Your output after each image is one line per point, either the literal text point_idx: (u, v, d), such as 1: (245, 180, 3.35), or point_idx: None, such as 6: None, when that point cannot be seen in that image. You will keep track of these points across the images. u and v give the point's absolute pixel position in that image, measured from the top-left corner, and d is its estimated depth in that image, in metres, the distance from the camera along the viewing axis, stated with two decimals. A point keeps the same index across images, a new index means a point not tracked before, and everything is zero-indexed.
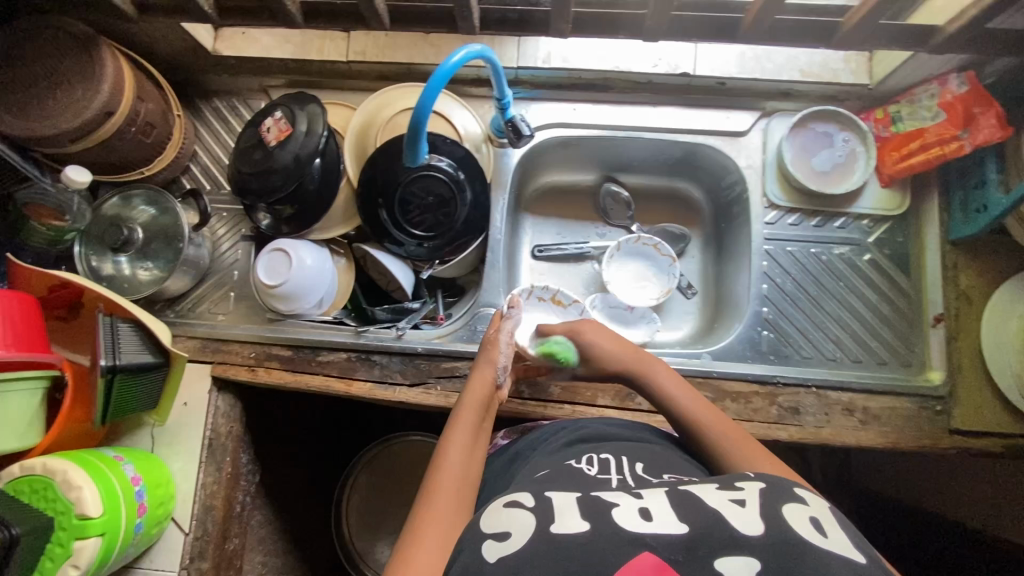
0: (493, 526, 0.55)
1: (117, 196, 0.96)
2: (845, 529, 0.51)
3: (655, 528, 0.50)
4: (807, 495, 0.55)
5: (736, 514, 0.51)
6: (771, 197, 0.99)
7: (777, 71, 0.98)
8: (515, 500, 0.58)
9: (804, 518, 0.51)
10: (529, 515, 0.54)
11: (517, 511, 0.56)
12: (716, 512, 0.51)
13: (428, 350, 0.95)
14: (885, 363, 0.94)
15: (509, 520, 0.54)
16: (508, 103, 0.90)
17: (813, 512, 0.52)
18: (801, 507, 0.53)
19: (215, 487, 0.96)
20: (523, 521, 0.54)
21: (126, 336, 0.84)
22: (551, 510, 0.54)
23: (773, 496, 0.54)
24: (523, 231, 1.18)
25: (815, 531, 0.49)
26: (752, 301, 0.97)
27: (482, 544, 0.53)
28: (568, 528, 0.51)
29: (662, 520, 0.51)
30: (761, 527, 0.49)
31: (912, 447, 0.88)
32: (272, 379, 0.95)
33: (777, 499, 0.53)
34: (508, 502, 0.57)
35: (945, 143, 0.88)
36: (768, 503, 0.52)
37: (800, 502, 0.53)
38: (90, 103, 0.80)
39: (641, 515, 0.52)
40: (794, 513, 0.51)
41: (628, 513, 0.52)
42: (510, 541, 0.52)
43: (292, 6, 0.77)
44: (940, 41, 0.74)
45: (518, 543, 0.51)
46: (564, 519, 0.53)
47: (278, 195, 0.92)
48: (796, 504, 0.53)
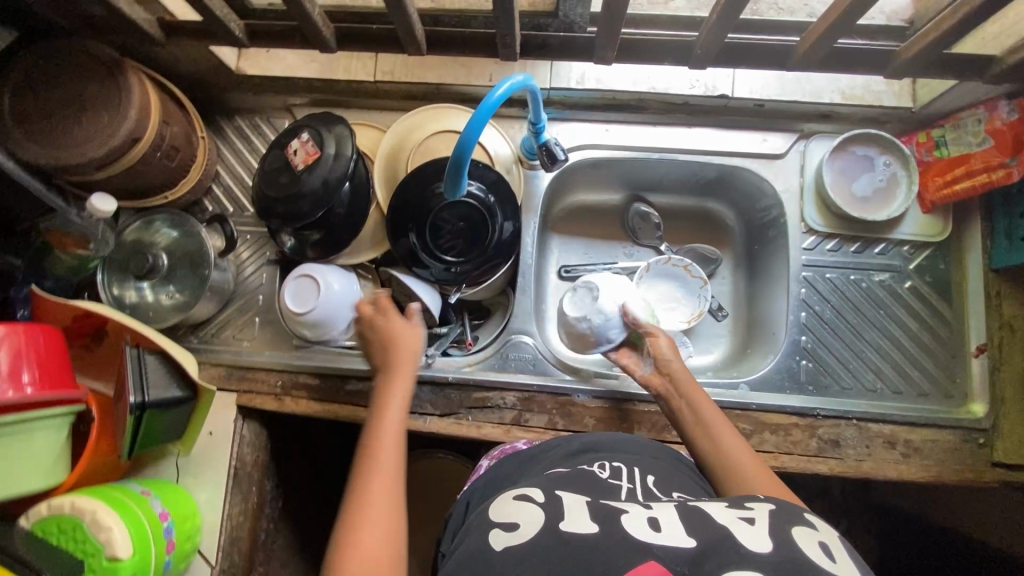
0: (500, 516, 0.57)
1: (139, 220, 0.93)
2: (857, 561, 0.48)
3: (661, 535, 0.50)
4: (820, 522, 0.53)
5: (743, 530, 0.49)
6: (810, 223, 0.97)
7: (818, 92, 0.95)
8: (525, 495, 0.60)
9: (813, 541, 0.49)
10: (538, 511, 0.56)
11: (529, 506, 0.57)
12: (723, 527, 0.50)
13: (459, 379, 0.93)
14: (926, 394, 0.92)
15: (516, 513, 0.56)
16: (542, 127, 0.89)
17: (822, 538, 0.50)
18: (812, 532, 0.51)
19: (241, 518, 0.94)
20: (532, 517, 0.55)
21: (153, 368, 0.82)
22: (562, 511, 0.56)
23: (783, 517, 0.52)
24: (551, 252, 1.15)
25: (824, 555, 0.47)
26: (789, 329, 0.95)
27: (489, 533, 0.55)
28: (578, 527, 0.52)
29: (670, 532, 0.50)
30: (770, 544, 0.47)
31: (954, 480, 0.86)
32: (300, 410, 0.93)
33: (788, 522, 0.51)
34: (518, 496, 0.59)
35: (991, 170, 0.86)
36: (778, 523, 0.51)
37: (811, 526, 0.51)
38: (116, 130, 0.77)
39: (651, 523, 0.52)
40: (804, 536, 0.49)
41: (638, 521, 0.52)
42: (518, 532, 0.53)
43: (326, 31, 0.75)
44: (997, 73, 0.72)
45: (525, 534, 0.53)
46: (574, 519, 0.54)
47: (308, 221, 0.90)
48: (808, 528, 0.51)
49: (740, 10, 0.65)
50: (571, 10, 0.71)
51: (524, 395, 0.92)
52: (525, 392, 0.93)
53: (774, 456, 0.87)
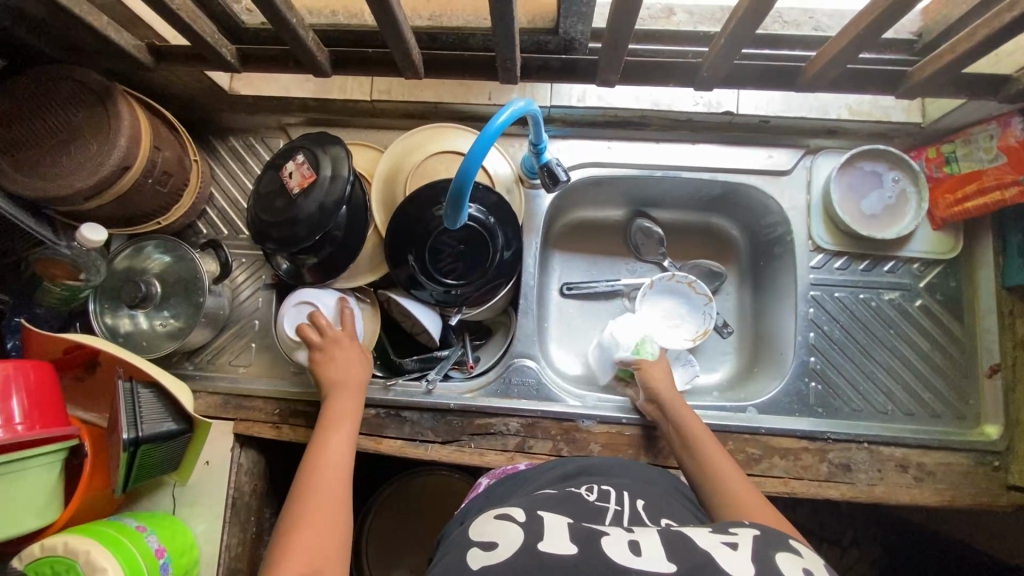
0: (481, 535, 0.56)
1: (130, 247, 0.91)
2: None
3: (642, 560, 0.48)
4: (805, 549, 0.52)
5: (726, 556, 0.48)
6: (817, 241, 0.95)
7: (825, 108, 0.92)
8: (506, 513, 0.58)
9: (798, 570, 0.48)
10: (518, 530, 0.54)
11: (510, 524, 0.56)
12: (705, 552, 0.49)
13: (461, 406, 0.91)
14: (938, 415, 0.90)
15: (496, 532, 0.55)
16: (543, 147, 0.86)
17: (807, 565, 0.49)
18: (795, 558, 0.50)
19: (239, 548, 0.92)
20: (511, 535, 0.54)
21: (146, 401, 0.80)
22: (541, 530, 0.54)
23: (767, 543, 0.51)
24: (553, 271, 1.13)
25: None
26: (798, 350, 0.93)
27: (467, 553, 0.53)
28: (557, 548, 0.51)
29: (650, 557, 0.49)
30: (752, 570, 0.47)
31: (968, 504, 0.85)
32: (298, 438, 0.91)
33: (771, 548, 0.50)
34: (499, 515, 0.58)
35: (1003, 188, 0.84)
36: (761, 550, 0.50)
37: (795, 553, 0.50)
38: (106, 158, 0.75)
39: (631, 545, 0.51)
40: (789, 565, 0.48)
41: (618, 544, 0.51)
42: (495, 552, 0.52)
43: (320, 56, 0.73)
44: (1012, 92, 0.71)
45: (504, 552, 0.51)
46: (552, 539, 0.52)
47: (304, 246, 0.87)
48: (791, 554, 0.50)
49: (751, 31, 0.63)
50: (572, 27, 0.68)
51: (527, 421, 0.90)
52: (529, 418, 0.91)
53: (784, 482, 0.85)
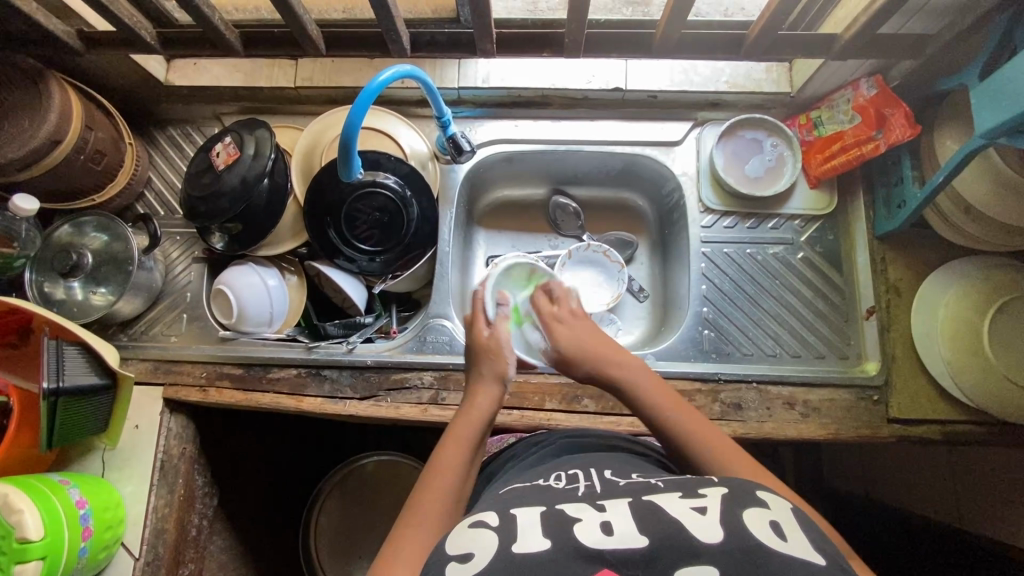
0: (457, 547, 0.52)
1: (68, 223, 0.97)
2: (808, 532, 0.50)
3: (614, 541, 0.49)
4: (771, 497, 0.53)
5: (696, 523, 0.49)
6: (706, 203, 1.03)
7: (704, 83, 1.03)
8: (479, 519, 0.55)
9: (764, 521, 0.50)
10: (493, 534, 0.52)
11: (482, 530, 0.53)
12: (675, 522, 0.49)
13: (377, 362, 0.97)
14: (823, 357, 0.96)
15: (471, 540, 0.52)
16: (448, 121, 0.96)
17: (775, 516, 0.50)
18: (763, 511, 0.51)
19: (166, 510, 0.96)
20: (486, 541, 0.51)
21: (72, 358, 0.85)
22: (514, 530, 0.52)
23: (734, 501, 0.52)
24: (478, 246, 1.19)
25: (776, 536, 0.48)
26: (693, 302, 1.00)
27: (446, 566, 0.50)
28: (530, 547, 0.49)
29: (621, 533, 0.50)
30: (721, 534, 0.48)
31: (851, 437, 0.90)
32: (223, 399, 0.96)
33: (739, 505, 0.51)
34: (472, 522, 0.55)
35: (862, 143, 0.93)
36: (729, 509, 0.51)
37: (761, 505, 0.52)
38: (36, 132, 0.83)
39: (603, 527, 0.51)
40: (754, 520, 0.49)
41: (589, 526, 0.51)
42: (472, 562, 0.49)
43: (229, 35, 0.82)
44: (840, 48, 0.79)
45: (482, 562, 0.49)
46: (525, 539, 0.51)
47: (227, 216, 0.94)
48: (758, 508, 0.51)
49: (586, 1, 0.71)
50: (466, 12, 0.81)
51: (440, 374, 0.96)
52: (442, 371, 0.96)
53: None
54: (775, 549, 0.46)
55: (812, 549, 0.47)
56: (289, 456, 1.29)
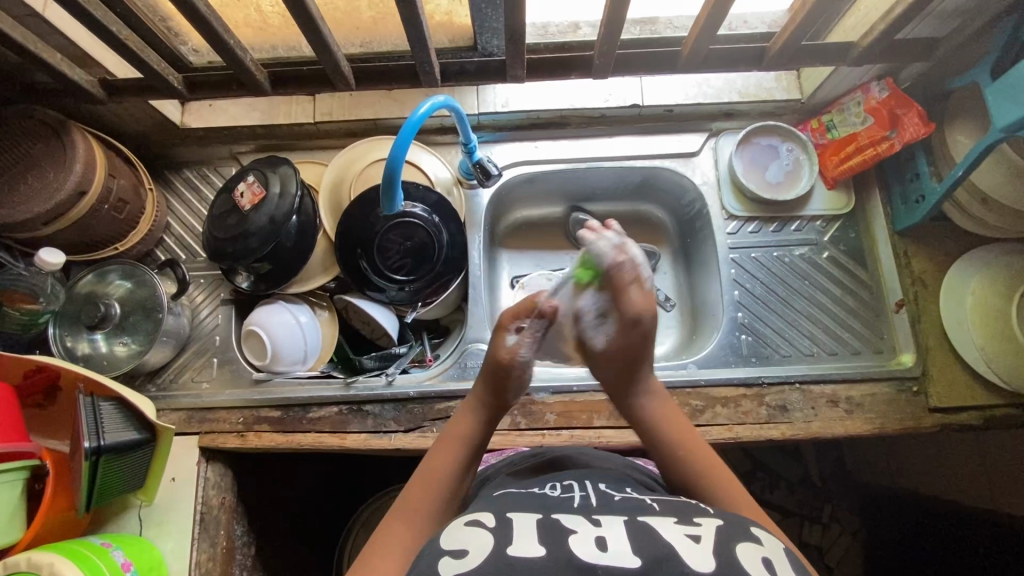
0: (451, 543, 0.53)
1: (91, 272, 0.95)
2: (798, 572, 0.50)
3: (610, 558, 0.49)
4: (765, 535, 0.54)
5: (689, 550, 0.49)
6: (729, 210, 1.05)
7: (718, 94, 1.05)
8: (476, 519, 0.56)
9: (756, 559, 0.50)
10: (489, 535, 0.53)
11: (481, 531, 0.54)
12: (670, 546, 0.50)
13: (420, 393, 0.95)
14: (858, 352, 0.98)
15: (468, 539, 0.53)
16: (474, 147, 0.97)
17: (767, 553, 0.51)
18: (755, 546, 0.52)
19: (210, 565, 0.92)
20: (481, 540, 0.52)
21: (108, 413, 0.82)
22: (510, 533, 0.53)
23: (728, 533, 0.53)
24: (502, 268, 1.19)
25: (767, 572, 0.48)
26: (726, 308, 1.01)
27: (438, 561, 0.50)
28: (525, 552, 0.50)
29: (617, 549, 0.50)
30: (713, 564, 0.48)
31: (896, 429, 0.91)
32: (263, 443, 0.93)
33: (732, 538, 0.52)
34: (470, 521, 0.56)
35: (877, 144, 0.96)
36: (723, 541, 0.51)
37: (754, 541, 0.52)
38: (63, 185, 0.81)
39: (598, 543, 0.51)
40: (747, 555, 0.50)
41: (585, 541, 0.51)
42: (466, 559, 0.50)
43: (259, 75, 0.82)
44: (857, 55, 0.82)
45: (475, 562, 0.49)
46: (522, 542, 0.52)
47: (257, 256, 0.93)
48: (751, 543, 0.52)
49: (620, 21, 0.73)
50: (489, 42, 0.83)
51: None
52: None
53: (727, 428, 0.91)
54: None
55: None
56: (321, 497, 1.25)
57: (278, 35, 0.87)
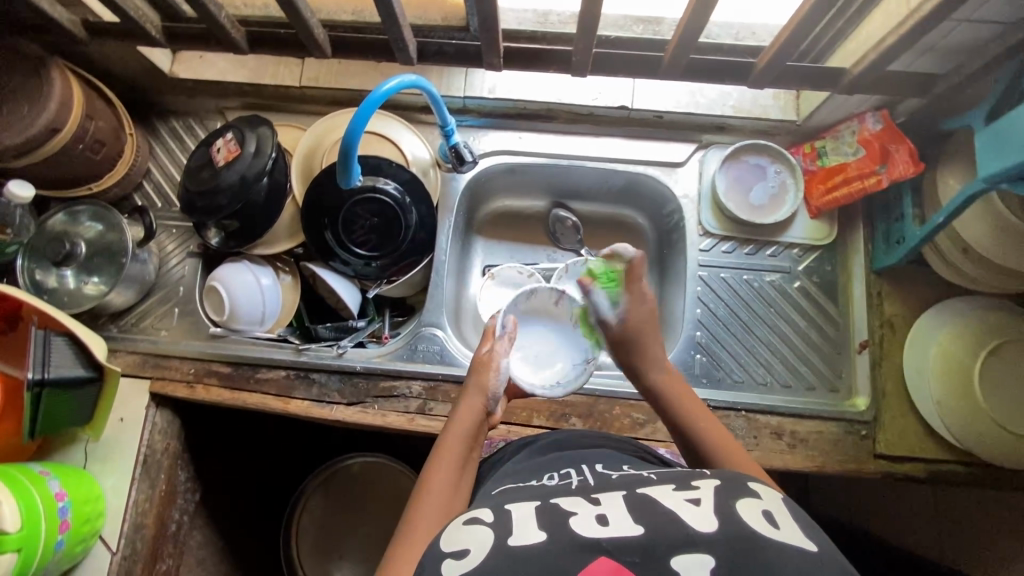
0: (451, 544, 0.53)
1: (63, 212, 0.97)
2: (799, 520, 0.50)
3: (611, 531, 0.49)
4: (764, 488, 0.54)
5: (689, 513, 0.50)
6: (706, 226, 1.03)
7: (711, 106, 1.02)
8: (474, 516, 0.56)
9: (758, 512, 0.50)
10: (487, 531, 0.53)
11: (479, 526, 0.54)
12: (670, 513, 0.50)
13: (366, 368, 0.96)
14: (813, 388, 0.96)
15: (466, 536, 0.53)
16: (451, 130, 0.95)
17: (767, 506, 0.51)
18: (755, 500, 0.52)
19: (146, 505, 0.95)
20: (481, 538, 0.52)
21: (59, 349, 0.85)
22: (509, 523, 0.53)
23: (726, 492, 0.53)
24: (475, 255, 1.19)
25: (768, 525, 0.48)
26: (686, 325, 1.00)
27: (440, 564, 0.50)
28: (527, 540, 0.50)
29: (617, 524, 0.50)
30: (715, 523, 0.48)
31: (836, 470, 0.90)
32: (209, 397, 0.96)
33: (731, 496, 0.52)
34: (468, 518, 0.55)
35: (865, 177, 0.93)
36: (722, 500, 0.51)
37: (753, 495, 0.52)
38: (35, 120, 0.82)
39: (598, 519, 0.51)
40: (748, 509, 0.50)
41: (585, 519, 0.51)
42: (468, 558, 0.50)
43: (235, 33, 0.82)
44: (847, 82, 0.79)
45: (477, 559, 0.49)
46: (523, 530, 0.52)
47: (223, 213, 0.94)
48: (751, 497, 0.52)
49: (597, 16, 0.70)
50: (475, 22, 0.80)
51: (429, 384, 0.95)
52: (431, 381, 0.96)
53: (664, 445, 0.91)
54: (767, 536, 0.47)
55: (803, 536, 0.48)
56: (275, 454, 1.29)
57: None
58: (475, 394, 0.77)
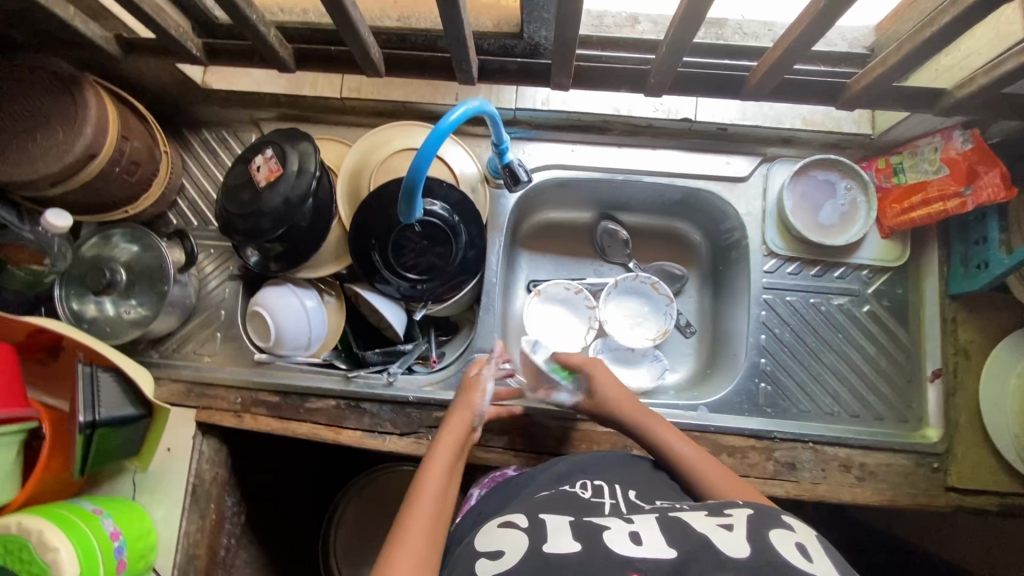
0: (486, 545, 0.57)
1: (96, 236, 0.93)
2: (835, 558, 0.50)
3: (641, 549, 0.51)
4: (798, 523, 0.53)
5: (721, 538, 0.50)
6: (771, 246, 0.98)
7: (779, 118, 0.96)
8: (509, 520, 0.60)
9: (791, 544, 0.50)
10: (523, 537, 0.56)
11: (514, 532, 0.57)
12: (702, 537, 0.51)
13: (419, 399, 0.93)
14: (882, 418, 0.93)
15: (502, 539, 0.56)
16: (505, 147, 0.89)
17: (799, 538, 0.51)
18: (789, 532, 0.52)
19: (198, 535, 0.93)
20: (517, 542, 0.55)
21: (106, 385, 0.82)
22: (545, 532, 0.56)
23: (759, 521, 0.53)
24: (520, 270, 1.15)
25: (803, 558, 0.48)
26: (749, 352, 0.96)
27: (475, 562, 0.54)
28: (560, 548, 0.53)
29: (650, 544, 0.51)
30: (747, 550, 0.48)
31: (907, 504, 0.87)
32: (258, 427, 0.93)
33: (765, 525, 0.52)
34: (503, 522, 0.59)
35: (946, 199, 0.87)
36: (756, 527, 0.52)
37: (788, 528, 0.52)
38: (72, 146, 0.77)
39: (631, 537, 0.53)
40: (782, 540, 0.50)
41: (619, 536, 0.53)
42: (502, 559, 0.53)
43: (282, 51, 0.76)
44: (948, 105, 0.72)
45: (510, 560, 0.53)
46: (556, 539, 0.54)
47: (268, 237, 0.89)
48: (785, 530, 0.52)
49: (693, 33, 0.66)
50: (535, 32, 0.76)
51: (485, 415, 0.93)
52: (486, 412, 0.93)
53: None
54: (805, 570, 0.46)
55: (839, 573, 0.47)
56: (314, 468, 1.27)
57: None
58: (463, 410, 0.81)
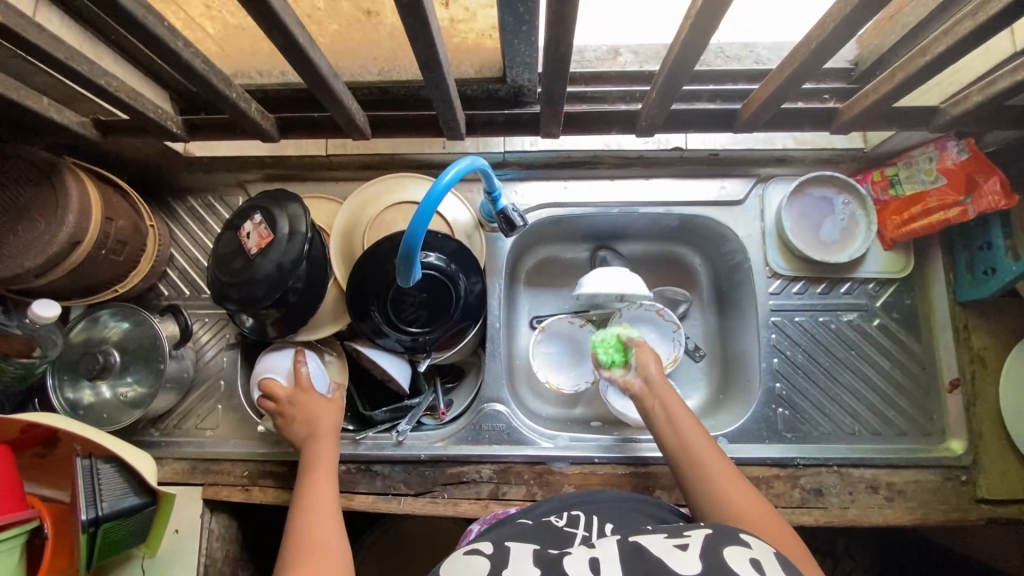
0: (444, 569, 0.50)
1: (83, 318, 0.90)
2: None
3: None
4: (756, 540, 0.48)
5: (676, 556, 0.45)
6: (774, 267, 0.97)
7: (771, 139, 0.95)
8: (475, 547, 0.53)
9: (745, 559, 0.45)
10: (484, 561, 0.49)
11: (477, 557, 0.51)
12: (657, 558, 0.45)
13: (431, 457, 0.91)
14: (904, 434, 0.91)
15: (464, 564, 0.50)
16: (499, 194, 0.87)
17: (754, 554, 0.46)
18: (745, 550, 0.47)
19: None
20: (478, 566, 0.49)
21: (107, 477, 0.79)
22: (506, 557, 0.50)
23: (716, 539, 0.48)
24: (521, 309, 1.12)
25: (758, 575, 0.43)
26: (763, 377, 0.94)
27: None
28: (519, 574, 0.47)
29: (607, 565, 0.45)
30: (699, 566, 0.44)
31: (939, 521, 0.85)
32: (267, 500, 0.90)
33: (721, 541, 0.47)
34: (468, 549, 0.52)
35: (946, 208, 0.86)
36: (712, 545, 0.47)
37: (744, 544, 0.47)
38: (55, 236, 0.75)
39: (590, 562, 0.47)
40: (737, 556, 0.45)
41: (579, 561, 0.47)
42: None
43: (263, 122, 0.75)
44: (944, 122, 0.72)
45: None
46: (518, 566, 0.48)
47: (262, 305, 0.86)
48: (743, 547, 0.46)
49: (692, 65, 0.64)
50: (519, 76, 0.74)
51: (500, 467, 0.90)
52: (501, 463, 0.91)
53: None
54: None
55: None
56: None
57: (281, 59, 0.78)
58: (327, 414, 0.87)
